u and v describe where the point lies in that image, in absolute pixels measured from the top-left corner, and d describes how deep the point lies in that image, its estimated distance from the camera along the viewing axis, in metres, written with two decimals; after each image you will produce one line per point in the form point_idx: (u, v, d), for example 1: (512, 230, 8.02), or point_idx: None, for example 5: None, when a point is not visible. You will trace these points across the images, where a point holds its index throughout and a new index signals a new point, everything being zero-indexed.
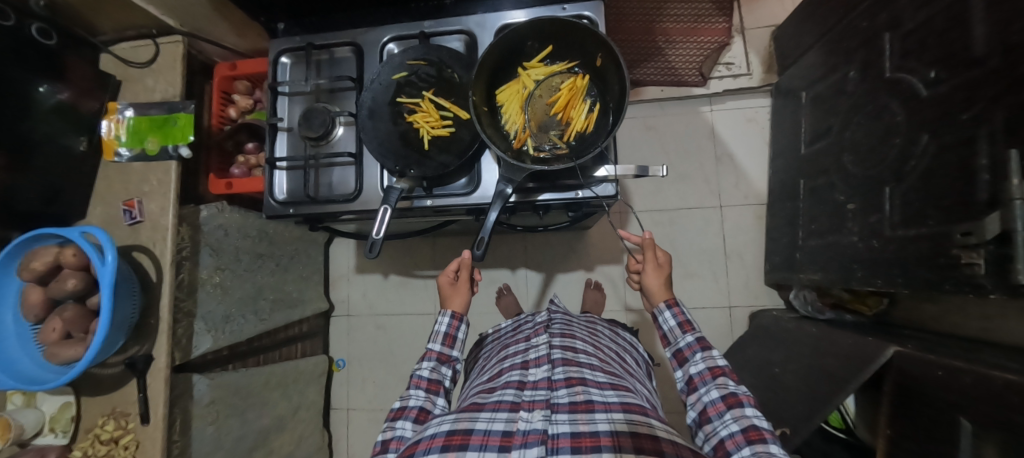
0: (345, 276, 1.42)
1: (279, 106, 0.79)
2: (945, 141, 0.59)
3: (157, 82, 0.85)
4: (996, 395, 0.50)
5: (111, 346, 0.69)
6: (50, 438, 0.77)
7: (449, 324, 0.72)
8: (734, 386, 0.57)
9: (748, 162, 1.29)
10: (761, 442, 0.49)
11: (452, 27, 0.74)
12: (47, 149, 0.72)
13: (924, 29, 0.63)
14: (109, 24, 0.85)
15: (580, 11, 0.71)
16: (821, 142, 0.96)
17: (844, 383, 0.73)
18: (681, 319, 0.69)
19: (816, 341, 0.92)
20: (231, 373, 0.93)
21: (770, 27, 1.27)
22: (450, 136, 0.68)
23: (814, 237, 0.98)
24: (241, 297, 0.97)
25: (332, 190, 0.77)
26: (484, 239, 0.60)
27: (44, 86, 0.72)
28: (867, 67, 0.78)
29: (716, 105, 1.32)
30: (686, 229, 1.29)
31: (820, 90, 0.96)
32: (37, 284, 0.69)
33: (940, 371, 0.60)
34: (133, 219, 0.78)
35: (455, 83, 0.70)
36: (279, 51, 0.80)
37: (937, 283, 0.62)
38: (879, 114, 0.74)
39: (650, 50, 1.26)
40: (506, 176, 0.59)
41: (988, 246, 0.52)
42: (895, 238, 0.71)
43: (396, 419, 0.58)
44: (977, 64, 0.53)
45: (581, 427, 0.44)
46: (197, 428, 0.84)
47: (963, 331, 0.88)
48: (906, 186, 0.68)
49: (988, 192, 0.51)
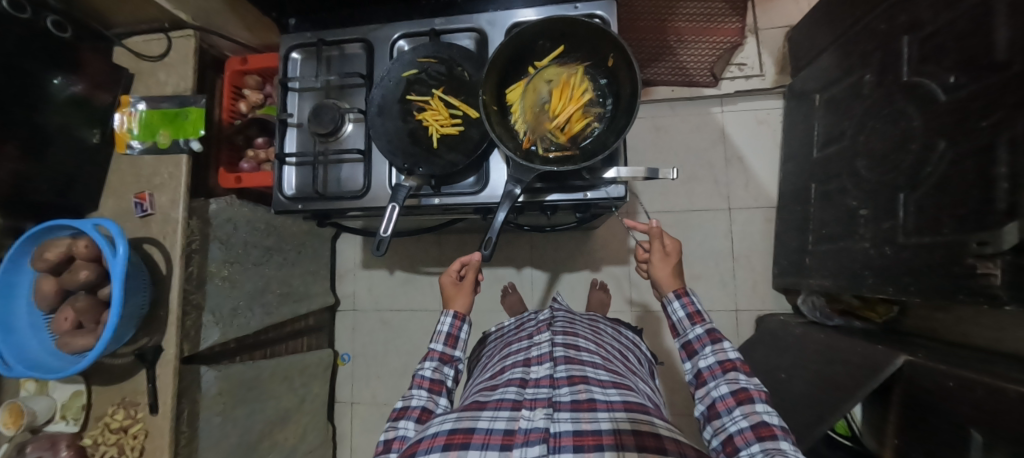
0: (351, 271, 1.42)
1: (290, 101, 0.80)
2: (964, 148, 0.58)
3: (169, 75, 0.85)
4: (1007, 409, 0.49)
5: (122, 337, 0.70)
6: (61, 425, 0.79)
7: (452, 325, 0.72)
8: (745, 381, 0.57)
9: (759, 164, 1.27)
10: (771, 438, 0.49)
11: (464, 24, 0.74)
12: (60, 141, 0.73)
13: (945, 32, 0.61)
14: (122, 16, 0.85)
15: (592, 10, 0.70)
16: (834, 146, 0.94)
17: (852, 392, 0.72)
18: (690, 309, 0.67)
19: (824, 348, 0.90)
20: (237, 365, 0.94)
21: (784, 27, 1.25)
22: (459, 135, 0.68)
23: (825, 241, 0.97)
24: (248, 290, 0.98)
25: (341, 186, 0.77)
26: (492, 239, 0.59)
27: (58, 78, 0.72)
28: (884, 70, 0.77)
29: (727, 106, 1.30)
30: (694, 230, 1.28)
31: (834, 93, 0.95)
32: (50, 274, 0.70)
33: (951, 382, 0.59)
34: (144, 211, 0.79)
35: (465, 81, 0.69)
36: (290, 47, 0.80)
37: (951, 292, 0.61)
38: (895, 119, 0.73)
39: (661, 49, 1.25)
40: (515, 177, 0.59)
41: (1005, 256, 0.51)
42: (908, 245, 0.70)
43: (398, 419, 0.59)
44: (999, 70, 0.51)
45: (583, 426, 0.44)
46: (204, 418, 0.85)
47: (975, 340, 0.86)
48: (920, 193, 0.67)
49: (1006, 200, 0.50)
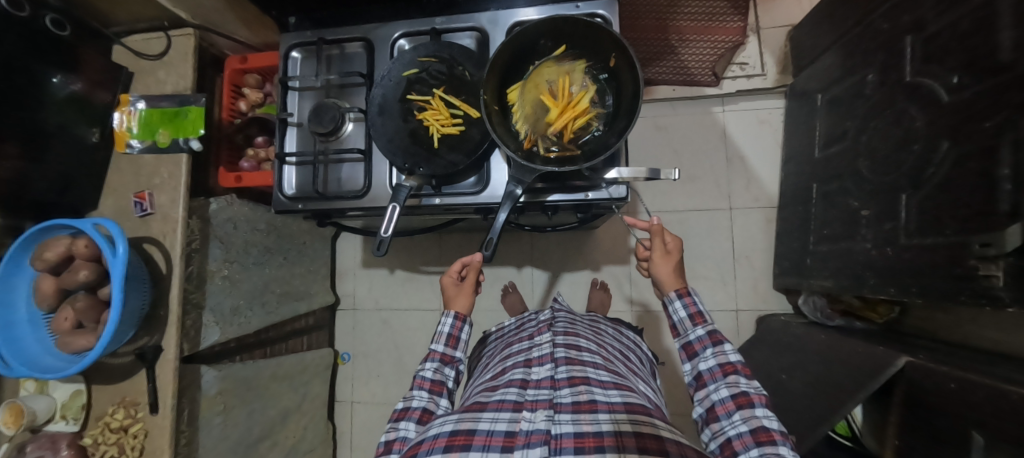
0: (351, 270, 1.42)
1: (290, 100, 0.79)
2: (967, 149, 0.57)
3: (169, 74, 0.85)
4: (1008, 411, 0.49)
5: (122, 337, 0.70)
6: (61, 425, 0.79)
7: (452, 325, 0.71)
8: (745, 384, 0.56)
9: (760, 164, 1.27)
10: (770, 444, 0.49)
11: (464, 23, 0.73)
12: (60, 140, 0.73)
13: (948, 32, 0.61)
14: (122, 15, 0.85)
15: (594, 9, 0.69)
16: (836, 146, 0.94)
17: (853, 393, 0.72)
18: (692, 310, 0.67)
19: (825, 348, 0.90)
20: (238, 365, 0.94)
21: (786, 27, 1.24)
22: (460, 134, 0.67)
23: (826, 242, 0.97)
24: (248, 290, 0.98)
25: (341, 186, 0.77)
26: (493, 240, 0.59)
27: (57, 77, 0.72)
28: (886, 70, 0.76)
29: (728, 105, 1.30)
30: (695, 230, 1.28)
31: (836, 93, 0.94)
32: (49, 274, 0.69)
33: (952, 384, 0.59)
34: (144, 211, 0.78)
35: (466, 80, 0.69)
36: (290, 46, 0.79)
37: (952, 293, 0.61)
38: (898, 119, 0.73)
39: (663, 48, 1.25)
40: (516, 177, 0.59)
41: (1008, 258, 0.51)
42: (910, 247, 0.70)
43: (399, 420, 0.59)
44: (1002, 70, 0.51)
45: (584, 427, 0.44)
46: (204, 418, 0.85)
47: (976, 341, 0.86)
48: (923, 194, 0.66)
49: (1010, 202, 0.50)
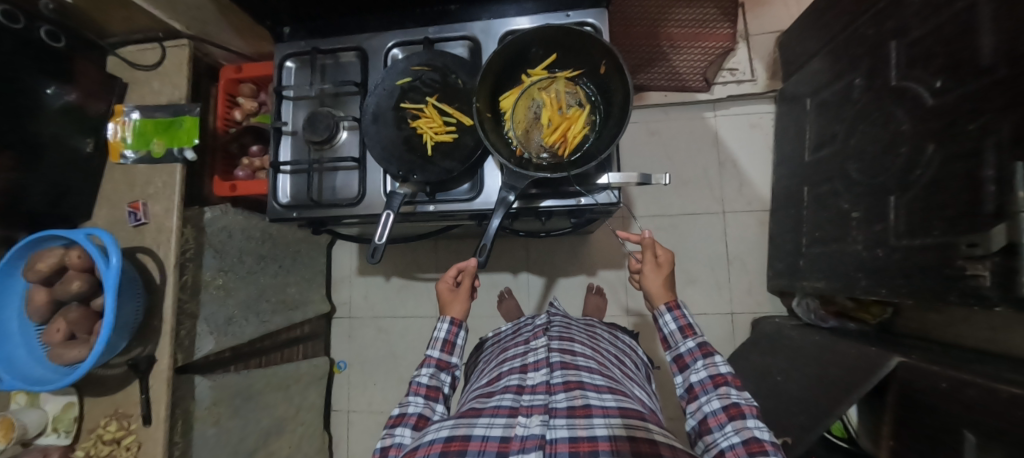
0: (347, 278, 1.42)
1: (284, 109, 0.80)
2: (952, 151, 0.58)
3: (163, 84, 0.86)
4: (1000, 409, 0.50)
5: (114, 348, 0.69)
6: (52, 438, 0.78)
7: (448, 331, 0.72)
8: (736, 395, 0.56)
9: (752, 168, 1.29)
10: (762, 454, 0.49)
11: (457, 33, 0.75)
12: (54, 151, 0.73)
13: (931, 37, 0.62)
14: (118, 27, 0.85)
15: (584, 18, 0.71)
16: (826, 149, 0.95)
17: (847, 394, 0.73)
18: (681, 323, 0.68)
19: (819, 349, 0.91)
20: (232, 374, 0.93)
21: (774, 33, 1.26)
22: (454, 142, 0.68)
23: (818, 244, 0.98)
24: (243, 299, 0.98)
25: (336, 194, 0.77)
26: (486, 245, 0.59)
27: (51, 88, 0.72)
28: (872, 74, 0.78)
29: (720, 110, 1.31)
30: (689, 234, 1.29)
31: (825, 97, 0.96)
32: (42, 285, 0.69)
33: (943, 383, 0.59)
34: (138, 220, 0.78)
35: (459, 88, 0.70)
36: (284, 56, 0.80)
37: (941, 293, 0.62)
38: (885, 122, 0.74)
39: (654, 54, 1.27)
40: (509, 184, 0.58)
41: (994, 258, 0.52)
42: (900, 248, 0.71)
43: (396, 426, 0.58)
44: (984, 74, 0.52)
45: (579, 432, 0.44)
46: (198, 428, 0.85)
47: (968, 341, 0.86)
48: (911, 195, 0.67)
49: (994, 202, 0.51)
